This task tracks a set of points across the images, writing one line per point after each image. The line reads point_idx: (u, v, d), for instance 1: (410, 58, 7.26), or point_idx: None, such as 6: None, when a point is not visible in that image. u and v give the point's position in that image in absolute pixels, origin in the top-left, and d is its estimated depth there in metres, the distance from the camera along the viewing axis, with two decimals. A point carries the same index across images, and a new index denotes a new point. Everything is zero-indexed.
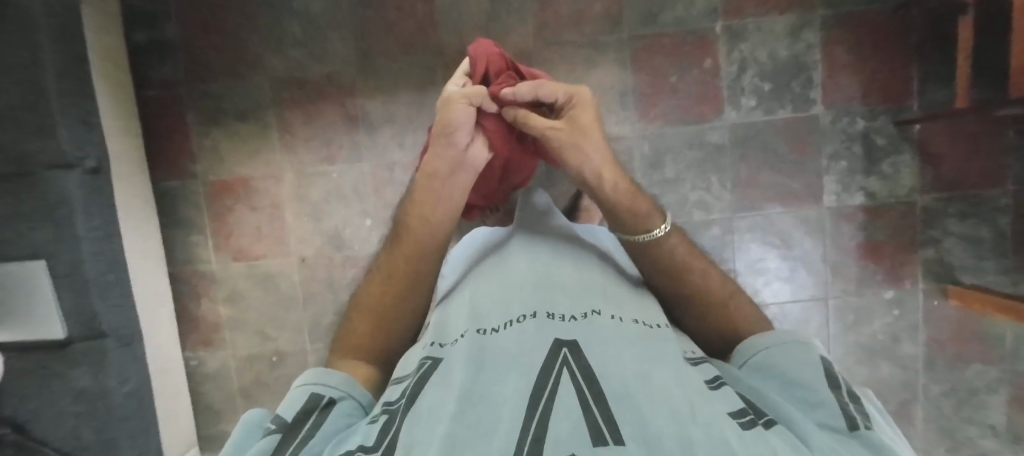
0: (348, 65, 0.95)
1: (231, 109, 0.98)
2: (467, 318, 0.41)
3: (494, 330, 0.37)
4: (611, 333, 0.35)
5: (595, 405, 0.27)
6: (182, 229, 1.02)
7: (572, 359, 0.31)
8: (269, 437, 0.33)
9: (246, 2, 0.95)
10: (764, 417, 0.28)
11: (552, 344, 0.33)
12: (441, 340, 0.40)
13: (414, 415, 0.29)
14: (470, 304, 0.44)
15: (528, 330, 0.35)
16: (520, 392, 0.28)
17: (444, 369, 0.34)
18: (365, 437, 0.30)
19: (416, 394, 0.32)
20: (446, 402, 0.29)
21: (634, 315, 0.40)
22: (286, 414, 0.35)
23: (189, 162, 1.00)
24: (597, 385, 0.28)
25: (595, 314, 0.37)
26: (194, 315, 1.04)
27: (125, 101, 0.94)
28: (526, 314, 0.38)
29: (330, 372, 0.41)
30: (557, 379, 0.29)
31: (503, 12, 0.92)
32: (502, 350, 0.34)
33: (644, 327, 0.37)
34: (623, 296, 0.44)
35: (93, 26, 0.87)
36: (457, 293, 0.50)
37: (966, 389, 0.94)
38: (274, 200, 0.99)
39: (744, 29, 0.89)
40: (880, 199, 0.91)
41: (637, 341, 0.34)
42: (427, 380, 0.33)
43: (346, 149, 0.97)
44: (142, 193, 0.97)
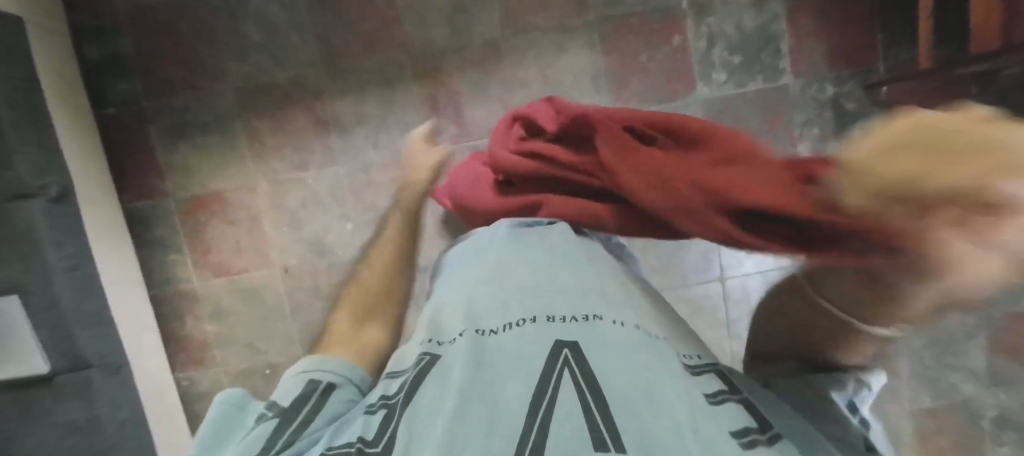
0: (314, 68, 0.93)
1: (197, 123, 0.95)
2: (464, 314, 0.39)
3: (493, 331, 0.36)
4: (614, 338, 0.34)
5: (595, 405, 0.27)
6: (159, 250, 1.00)
7: (573, 361, 0.31)
8: (266, 423, 0.35)
9: (201, 11, 0.91)
10: (767, 434, 0.29)
11: (552, 345, 0.33)
12: (440, 338, 0.38)
13: (411, 413, 0.30)
14: (468, 298, 0.41)
15: (527, 335, 0.34)
16: (522, 393, 0.29)
17: (442, 368, 0.33)
18: (365, 427, 0.31)
19: (415, 388, 0.32)
20: (446, 402, 0.29)
21: (636, 318, 0.37)
22: (284, 401, 0.37)
23: (159, 180, 0.97)
24: (599, 391, 0.29)
25: (596, 318, 0.36)
26: (181, 335, 1.02)
27: (84, 123, 0.91)
28: (525, 318, 0.36)
29: (328, 357, 0.42)
30: (557, 383, 0.29)
31: (468, 3, 0.90)
32: (502, 352, 0.33)
33: (646, 334, 0.35)
34: (625, 296, 0.41)
35: (42, 47, 0.83)
36: (454, 286, 0.46)
37: (945, 338, 0.98)
38: (251, 212, 0.97)
39: (709, 3, 0.89)
40: None
41: (641, 346, 0.33)
42: (424, 380, 0.33)
43: (320, 154, 0.95)
44: (113, 216, 0.94)
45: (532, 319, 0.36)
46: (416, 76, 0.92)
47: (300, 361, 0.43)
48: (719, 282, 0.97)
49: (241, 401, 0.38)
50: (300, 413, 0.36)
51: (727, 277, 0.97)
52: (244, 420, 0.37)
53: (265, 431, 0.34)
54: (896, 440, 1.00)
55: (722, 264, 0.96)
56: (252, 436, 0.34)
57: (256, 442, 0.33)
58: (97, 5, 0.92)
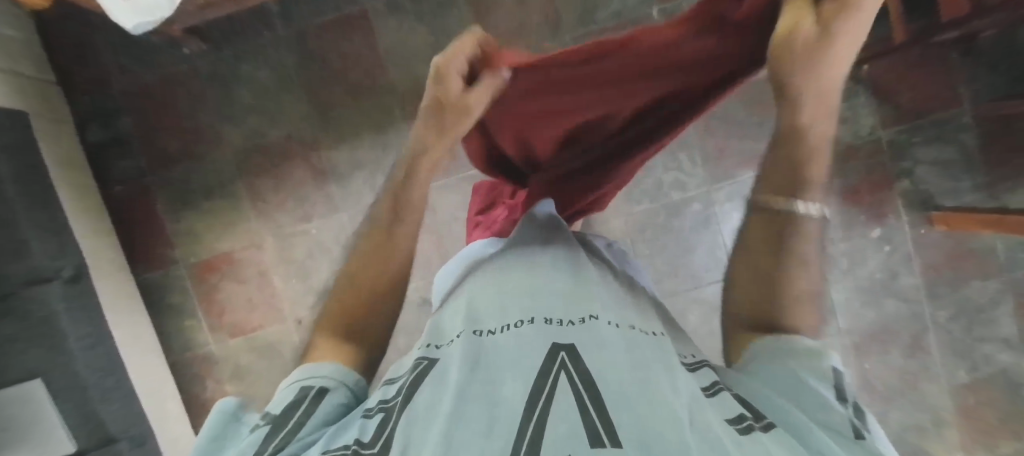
0: (306, 121, 0.95)
1: (199, 188, 0.98)
2: (463, 316, 0.38)
3: (491, 331, 0.34)
4: (613, 338, 0.32)
5: (592, 404, 0.25)
6: (174, 316, 1.01)
7: (569, 363, 0.29)
8: (258, 432, 0.29)
9: (194, 81, 0.95)
10: (764, 419, 0.25)
11: (547, 349, 0.30)
12: (438, 341, 0.38)
13: (409, 416, 0.27)
14: (467, 302, 0.40)
15: (526, 334, 0.32)
16: (519, 392, 0.26)
17: (440, 370, 0.31)
18: (362, 429, 0.28)
19: (413, 391, 0.30)
20: (441, 402, 0.27)
21: (631, 320, 0.36)
22: (275, 408, 0.31)
23: (169, 248, 0.99)
24: (596, 388, 0.26)
25: (593, 319, 0.34)
26: (203, 399, 1.02)
27: (91, 203, 0.94)
28: (523, 320, 0.34)
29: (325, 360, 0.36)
30: (554, 383, 0.27)
31: (447, 41, 0.93)
32: (501, 353, 0.31)
33: (645, 336, 0.34)
34: (620, 300, 0.40)
35: (47, 135, 0.87)
36: (457, 293, 0.45)
37: (971, 308, 0.95)
38: (261, 268, 0.99)
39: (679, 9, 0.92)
40: (846, 143, 0.93)
41: (641, 347, 0.31)
42: (422, 382, 0.31)
43: (321, 204, 0.97)
44: (127, 289, 0.96)
45: (531, 320, 0.34)
46: (405, 116, 0.95)
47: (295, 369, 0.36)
48: None
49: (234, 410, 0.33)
50: (294, 417, 0.30)
51: None
52: (233, 433, 0.31)
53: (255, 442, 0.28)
54: (938, 419, 0.96)
55: None
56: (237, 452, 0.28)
57: (243, 455, 0.27)
58: (96, 89, 0.96)
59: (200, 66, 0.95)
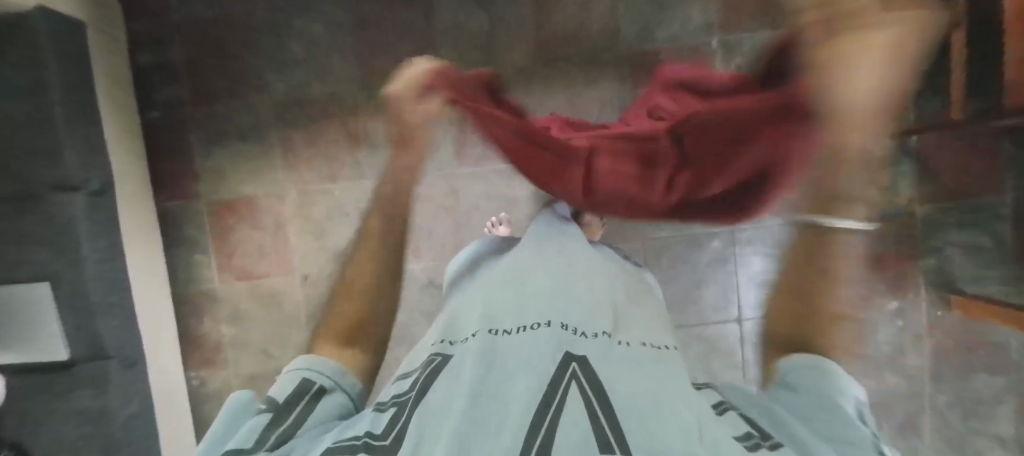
0: (350, 83, 0.96)
1: (235, 129, 0.99)
2: (478, 316, 0.38)
3: (506, 332, 0.34)
4: (627, 357, 0.32)
5: (602, 414, 0.25)
6: (186, 249, 1.03)
7: (580, 373, 0.29)
8: (261, 416, 0.36)
9: (248, 24, 0.96)
10: (770, 440, 0.28)
11: (560, 357, 0.30)
12: (452, 338, 0.38)
13: (422, 410, 0.28)
14: (482, 301, 0.40)
15: (540, 339, 0.32)
16: (530, 392, 0.27)
17: (454, 366, 0.32)
18: (373, 422, 0.30)
19: (426, 386, 0.31)
20: (456, 399, 0.28)
21: (642, 336, 0.37)
22: (279, 397, 0.38)
23: (193, 182, 1.01)
24: (607, 398, 0.27)
25: (607, 336, 0.34)
26: (197, 335, 1.04)
27: (129, 123, 0.95)
28: (540, 323, 0.35)
29: (324, 359, 0.44)
30: (566, 390, 0.27)
31: (502, 32, 0.93)
32: (514, 355, 0.31)
33: (654, 352, 0.34)
34: (633, 317, 0.40)
35: (100, 50, 0.88)
36: (472, 288, 0.46)
37: (971, 398, 0.94)
38: (278, 218, 1.00)
39: (739, 44, 0.91)
40: (880, 210, 0.92)
41: (652, 365, 0.32)
42: (436, 377, 0.32)
43: (348, 167, 0.98)
44: (146, 213, 0.98)
45: (547, 323, 0.34)
46: None
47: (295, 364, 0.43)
48: (737, 322, 0.95)
49: (248, 402, 0.39)
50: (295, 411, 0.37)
51: (746, 318, 0.95)
52: (244, 418, 0.38)
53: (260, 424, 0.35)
54: None
55: (741, 304, 0.95)
56: (248, 428, 0.35)
57: (250, 436, 0.34)
58: (153, 14, 0.98)
59: (257, 10, 0.96)
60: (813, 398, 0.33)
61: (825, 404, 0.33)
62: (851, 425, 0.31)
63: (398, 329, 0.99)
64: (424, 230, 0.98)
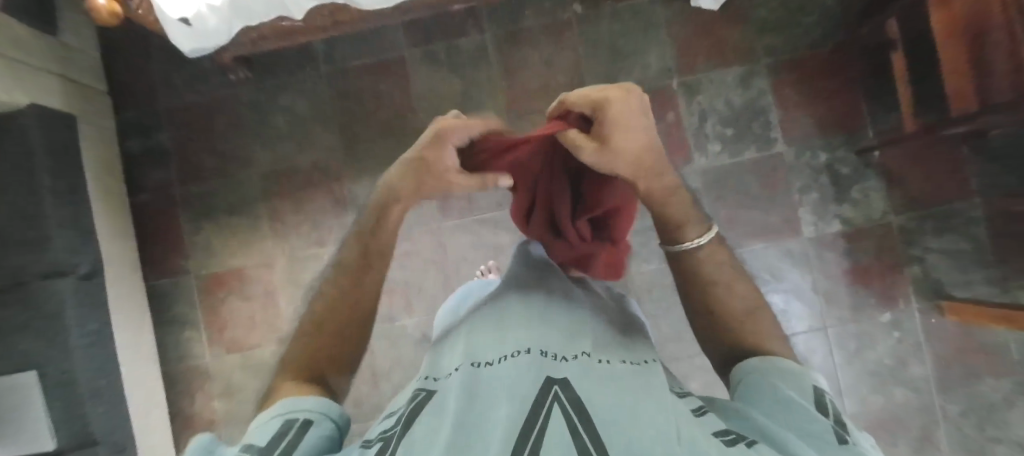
0: (334, 150, 1.00)
1: (223, 203, 1.01)
2: (461, 352, 0.38)
3: (489, 364, 0.34)
4: (606, 373, 0.33)
5: (583, 428, 0.25)
6: (176, 327, 1.02)
7: (563, 392, 0.29)
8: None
9: (233, 103, 1.01)
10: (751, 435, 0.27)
11: (541, 380, 0.30)
12: (436, 376, 0.38)
13: (406, 444, 0.27)
14: (465, 340, 0.40)
15: (521, 365, 0.32)
16: (511, 415, 0.27)
17: (438, 401, 0.32)
18: None
19: (411, 422, 0.30)
20: (439, 431, 0.27)
21: (622, 356, 0.37)
22: (259, 441, 0.29)
23: (182, 258, 1.02)
24: (587, 412, 0.27)
25: (586, 355, 0.35)
26: (188, 415, 1.01)
27: (118, 207, 0.97)
28: (519, 350, 0.35)
29: (303, 397, 0.35)
30: (548, 410, 0.27)
31: (475, 90, 0.98)
32: (497, 382, 0.31)
33: (633, 367, 0.35)
34: (612, 338, 0.41)
35: (91, 140, 0.92)
36: (456, 329, 0.46)
37: (982, 405, 0.92)
38: (268, 287, 1.00)
39: (698, 82, 0.96)
40: (856, 224, 0.95)
41: (632, 380, 0.32)
42: (419, 413, 0.31)
43: (336, 231, 1.00)
44: (135, 294, 0.98)
45: (526, 350, 0.35)
46: None
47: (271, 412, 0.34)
48: None
49: (212, 445, 0.30)
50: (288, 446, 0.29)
51: None
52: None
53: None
54: None
55: None
56: None
57: None
58: (141, 102, 1.02)
59: (242, 90, 1.01)
60: (781, 401, 0.29)
61: (776, 394, 0.30)
62: (812, 419, 0.28)
63: (395, 389, 0.98)
64: (415, 285, 0.99)
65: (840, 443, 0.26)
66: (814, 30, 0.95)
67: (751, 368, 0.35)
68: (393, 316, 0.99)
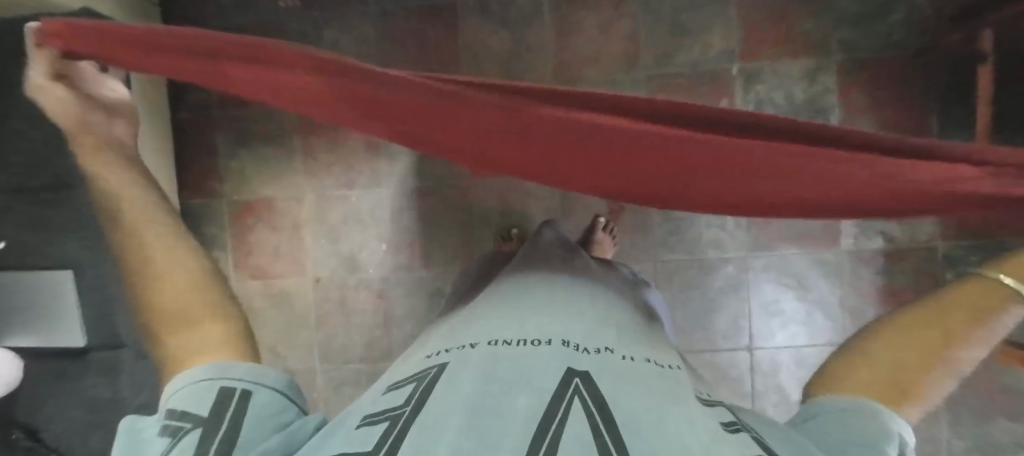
0: None
1: (259, 133, 1.02)
2: (480, 331, 0.39)
3: (507, 345, 0.34)
4: (627, 371, 0.32)
5: (606, 428, 0.25)
6: (205, 246, 1.05)
7: (584, 388, 0.29)
8: (185, 440, 0.29)
9: (279, 32, 1.00)
10: None
11: (563, 373, 0.30)
12: (450, 348, 0.38)
13: (419, 422, 0.27)
14: (483, 321, 0.40)
15: (541, 355, 0.32)
16: (530, 407, 0.26)
17: (453, 376, 0.32)
18: (365, 434, 0.28)
19: (423, 400, 0.30)
20: (454, 409, 0.27)
21: (645, 354, 0.37)
22: (200, 411, 0.31)
23: (216, 182, 1.04)
24: (610, 413, 0.26)
25: (608, 350, 0.35)
26: None
27: (160, 123, 0.99)
28: (540, 339, 0.35)
29: (234, 360, 0.35)
30: (568, 405, 0.27)
31: (524, 50, 0.95)
32: (516, 367, 0.31)
33: (656, 368, 0.34)
34: (634, 334, 0.40)
35: None
36: (475, 309, 0.46)
37: (991, 445, 0.90)
38: (295, 221, 1.02)
39: (760, 71, 0.91)
40: (899, 244, 0.90)
41: (655, 381, 0.32)
42: (432, 388, 0.31)
43: (366, 175, 1.00)
44: (169, 210, 1.01)
45: (548, 341, 0.34)
46: None
47: (189, 373, 0.34)
48: (747, 351, 0.94)
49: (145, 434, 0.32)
50: (229, 419, 0.31)
51: (756, 347, 0.94)
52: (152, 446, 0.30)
53: (190, 445, 0.29)
54: None
55: (752, 332, 0.94)
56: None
57: None
58: (190, 19, 1.02)
59: (288, 20, 0.99)
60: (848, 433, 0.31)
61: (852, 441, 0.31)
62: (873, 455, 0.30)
63: (405, 336, 1.01)
64: (437, 239, 0.99)
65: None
66: (898, 31, 0.87)
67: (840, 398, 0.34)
68: (411, 266, 1.00)
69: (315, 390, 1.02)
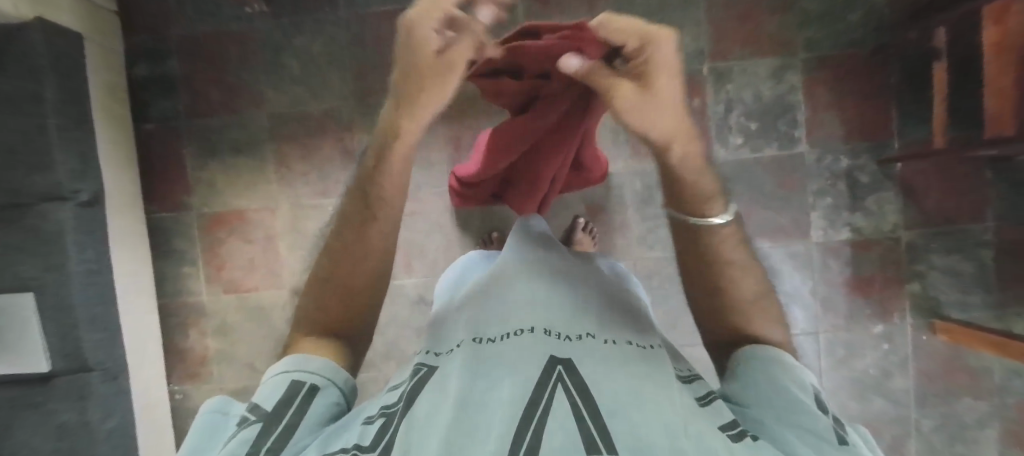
0: (347, 101, 0.97)
1: (228, 142, 0.99)
2: (465, 328, 0.39)
3: (491, 341, 0.34)
4: (609, 355, 0.33)
5: (588, 414, 0.25)
6: (176, 261, 1.02)
7: (566, 376, 0.29)
8: (250, 428, 0.30)
9: (245, 38, 0.97)
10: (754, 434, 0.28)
11: (546, 360, 0.30)
12: (438, 349, 0.40)
13: (410, 421, 0.28)
14: (469, 316, 0.41)
15: (524, 344, 0.32)
16: (514, 397, 0.27)
17: (440, 375, 0.32)
18: (361, 435, 0.29)
19: (415, 397, 0.31)
20: (443, 407, 0.28)
21: (628, 337, 0.37)
22: (266, 404, 0.32)
23: (184, 193, 1.01)
24: (592, 399, 0.27)
25: (589, 336, 0.35)
26: (183, 346, 1.03)
27: (122, 135, 0.95)
28: (522, 328, 0.35)
29: (308, 356, 0.38)
30: (551, 393, 0.27)
31: None
32: (499, 360, 0.31)
33: (639, 350, 0.35)
34: (617, 319, 0.41)
35: (96, 61, 0.88)
36: (458, 304, 0.47)
37: (957, 423, 0.95)
38: (269, 231, 1.00)
39: (730, 71, 0.93)
40: (865, 234, 0.94)
41: (634, 362, 0.32)
42: (421, 388, 0.32)
43: (342, 183, 0.98)
44: (135, 226, 0.97)
45: (531, 329, 0.34)
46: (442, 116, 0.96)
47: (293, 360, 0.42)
48: None
49: (225, 407, 0.35)
50: (288, 416, 0.32)
51: None
52: (223, 426, 0.33)
53: (249, 438, 0.30)
54: None
55: None
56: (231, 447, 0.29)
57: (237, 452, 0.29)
58: (151, 26, 0.98)
59: (256, 26, 0.97)
60: (775, 383, 0.34)
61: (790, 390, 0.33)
62: (814, 416, 0.30)
63: (388, 346, 0.99)
64: (418, 246, 0.98)
65: (840, 443, 0.28)
66: (857, 30, 0.91)
67: (764, 361, 0.36)
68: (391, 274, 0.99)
69: None
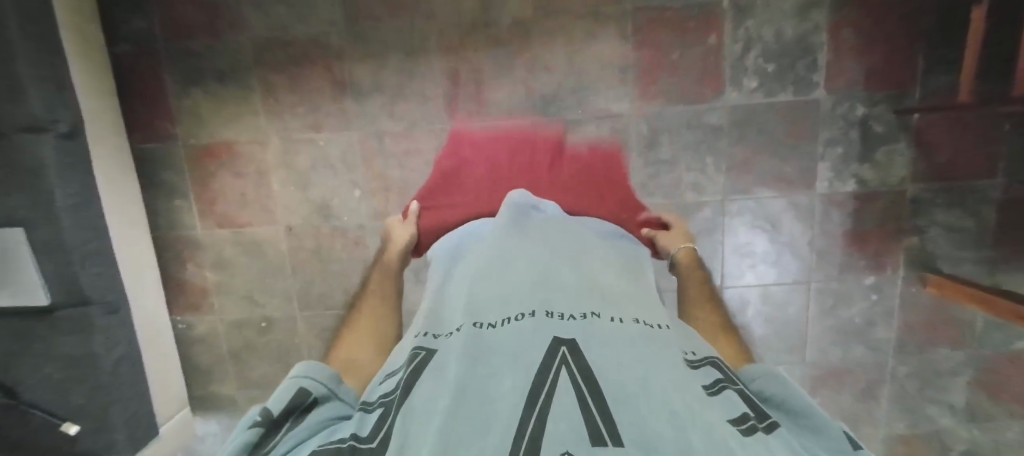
0: (336, 26, 0.90)
1: (210, 69, 0.93)
2: (464, 309, 0.36)
3: (492, 326, 0.33)
4: (614, 336, 0.31)
5: (595, 405, 0.24)
6: (166, 194, 1.00)
7: (570, 359, 0.28)
8: (253, 430, 0.29)
9: None
10: (766, 421, 0.27)
11: (547, 345, 0.29)
12: (436, 330, 0.36)
13: (408, 410, 0.26)
14: (468, 294, 0.38)
15: (525, 330, 0.31)
16: (517, 388, 0.25)
17: (438, 361, 0.30)
18: (359, 426, 0.28)
19: (411, 386, 0.29)
20: (441, 395, 0.26)
21: (635, 315, 0.36)
22: (273, 408, 0.31)
23: (170, 124, 0.96)
24: (596, 386, 0.26)
25: (594, 316, 0.34)
26: (181, 278, 1.03)
27: (96, 58, 0.89)
28: (524, 313, 0.34)
29: (317, 367, 0.37)
30: (555, 380, 0.26)
31: None
32: (500, 347, 0.30)
33: (645, 330, 0.33)
34: (622, 295, 0.39)
35: None
36: (455, 279, 0.45)
37: (932, 371, 0.99)
38: (260, 167, 0.97)
39: (752, 4, 0.86)
40: (870, 187, 0.93)
41: (642, 345, 0.31)
42: (420, 373, 0.30)
43: (334, 117, 0.94)
44: (121, 158, 0.94)
45: (531, 313, 0.33)
46: (439, 48, 0.90)
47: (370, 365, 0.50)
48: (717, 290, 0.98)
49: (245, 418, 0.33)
50: (286, 427, 0.30)
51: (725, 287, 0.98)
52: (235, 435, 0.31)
53: (249, 443, 0.28)
54: None
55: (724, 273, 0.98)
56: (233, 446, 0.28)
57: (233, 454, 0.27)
58: None
59: None
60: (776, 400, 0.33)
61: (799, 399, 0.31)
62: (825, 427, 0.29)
63: None
64: (413, 185, 0.96)
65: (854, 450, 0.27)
66: None
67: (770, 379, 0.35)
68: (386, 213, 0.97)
69: (299, 335, 1.04)
